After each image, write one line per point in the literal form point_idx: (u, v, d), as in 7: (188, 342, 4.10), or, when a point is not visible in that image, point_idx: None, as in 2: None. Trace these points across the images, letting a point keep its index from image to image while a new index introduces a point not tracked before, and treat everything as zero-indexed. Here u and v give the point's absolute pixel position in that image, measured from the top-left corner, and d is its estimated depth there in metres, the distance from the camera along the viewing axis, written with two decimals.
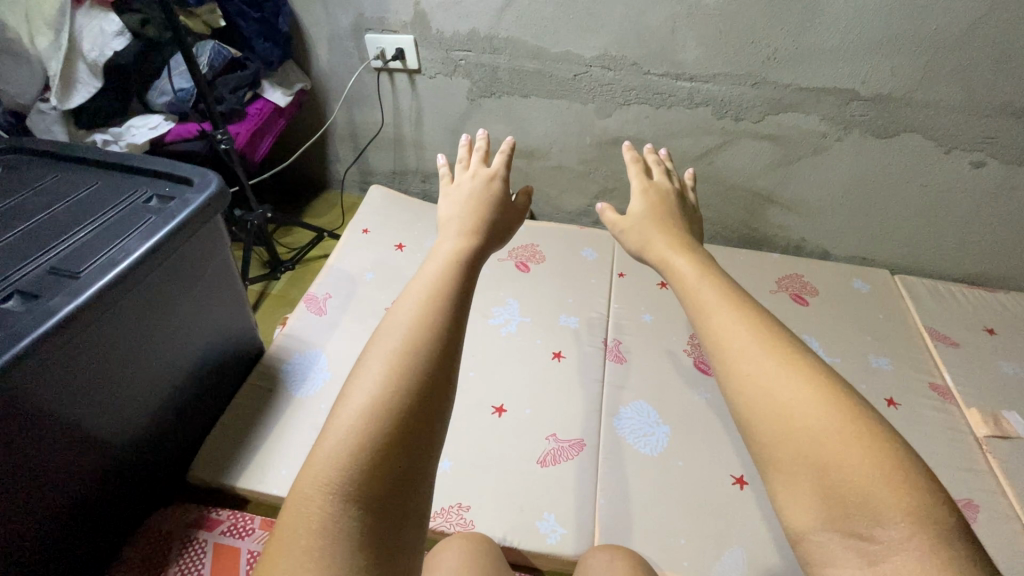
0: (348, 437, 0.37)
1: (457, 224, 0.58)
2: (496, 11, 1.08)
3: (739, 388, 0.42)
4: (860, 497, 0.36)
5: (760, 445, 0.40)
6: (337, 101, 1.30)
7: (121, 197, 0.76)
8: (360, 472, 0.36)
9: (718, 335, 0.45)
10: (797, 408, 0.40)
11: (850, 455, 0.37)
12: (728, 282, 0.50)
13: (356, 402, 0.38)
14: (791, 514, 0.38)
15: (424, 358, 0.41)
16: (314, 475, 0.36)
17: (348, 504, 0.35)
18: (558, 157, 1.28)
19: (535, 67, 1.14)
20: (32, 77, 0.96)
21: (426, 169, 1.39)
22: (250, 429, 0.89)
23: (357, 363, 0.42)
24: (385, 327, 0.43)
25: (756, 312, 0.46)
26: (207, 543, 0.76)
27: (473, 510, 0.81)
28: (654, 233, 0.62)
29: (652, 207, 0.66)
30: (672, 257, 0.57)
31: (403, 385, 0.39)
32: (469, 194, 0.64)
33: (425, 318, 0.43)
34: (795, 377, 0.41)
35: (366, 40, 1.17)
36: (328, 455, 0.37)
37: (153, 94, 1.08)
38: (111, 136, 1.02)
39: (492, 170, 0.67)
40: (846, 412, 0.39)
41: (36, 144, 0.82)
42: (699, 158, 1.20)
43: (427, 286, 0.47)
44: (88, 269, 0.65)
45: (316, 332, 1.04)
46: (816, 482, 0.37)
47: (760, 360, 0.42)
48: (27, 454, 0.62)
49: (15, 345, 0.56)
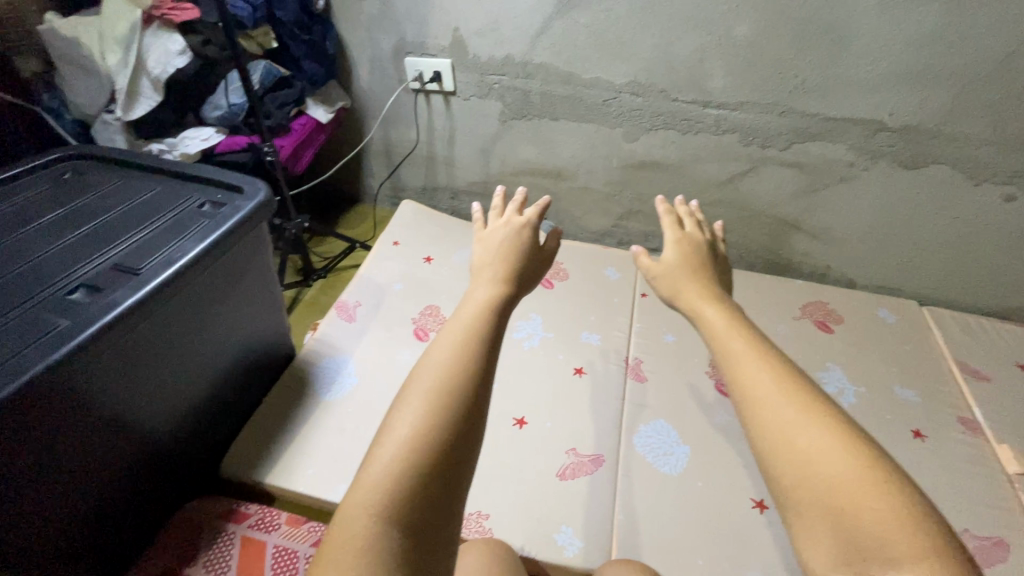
0: (391, 466, 0.40)
1: (490, 272, 0.60)
2: (530, 38, 1.13)
3: (759, 426, 0.44)
4: (878, 541, 0.37)
5: (784, 490, 0.42)
6: (375, 119, 1.36)
7: (177, 202, 0.81)
8: (401, 500, 0.39)
9: (742, 381, 0.47)
10: (815, 454, 0.41)
11: (867, 500, 0.38)
12: (755, 332, 0.52)
13: (398, 434, 0.41)
14: (811, 556, 0.39)
15: (461, 397, 0.44)
16: (359, 498, 0.39)
17: (389, 528, 0.38)
18: (585, 178, 1.31)
19: (565, 91, 1.19)
20: (99, 90, 1.05)
21: (455, 187, 1.44)
22: (279, 430, 0.92)
23: (398, 395, 0.45)
24: (424, 362, 0.47)
25: (776, 360, 0.48)
26: (235, 535, 0.79)
27: (492, 518, 0.83)
28: (685, 279, 0.64)
29: (686, 257, 0.67)
30: (701, 307, 0.58)
31: (442, 420, 0.42)
32: (500, 242, 0.64)
33: (462, 360, 0.46)
34: (812, 425, 0.42)
35: (406, 63, 1.24)
36: (373, 481, 0.40)
37: (207, 108, 1.14)
38: (166, 145, 1.09)
39: (526, 219, 0.67)
40: (862, 457, 0.40)
41: (105, 152, 0.90)
42: (725, 183, 1.22)
43: (465, 328, 0.50)
44: (147, 266, 0.70)
45: (345, 338, 1.07)
46: (833, 527, 0.38)
47: (779, 406, 0.44)
48: (70, 447, 0.65)
49: (79, 335, 0.61)
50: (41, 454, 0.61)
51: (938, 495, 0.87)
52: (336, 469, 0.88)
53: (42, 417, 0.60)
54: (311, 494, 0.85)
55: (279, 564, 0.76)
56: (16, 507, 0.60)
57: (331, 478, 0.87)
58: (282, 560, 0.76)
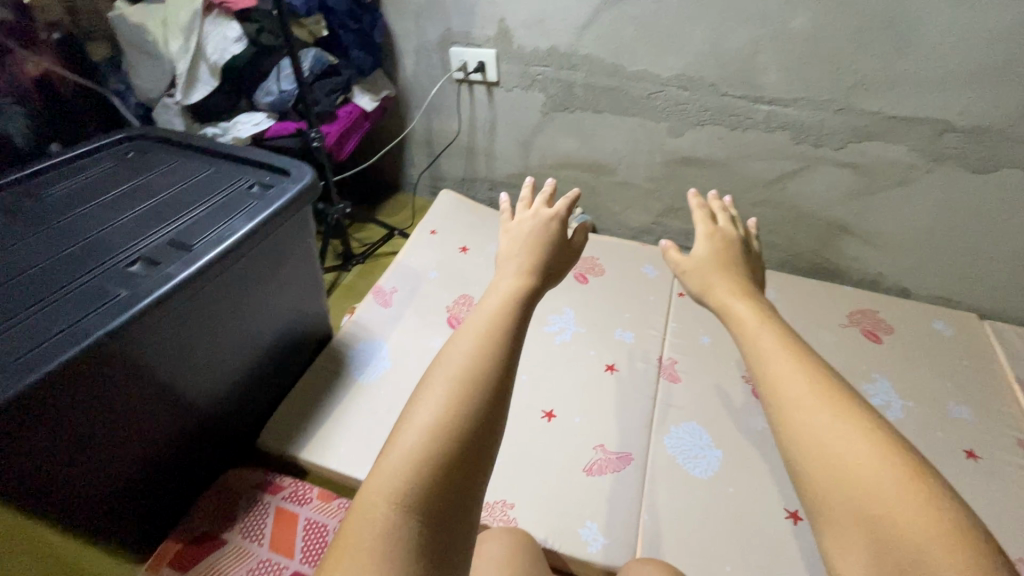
0: (412, 454, 0.41)
1: (516, 263, 0.59)
2: (576, 29, 1.12)
3: (788, 430, 0.43)
4: (916, 557, 0.35)
5: (815, 495, 0.40)
6: (418, 109, 1.38)
7: (229, 182, 0.84)
8: (418, 488, 0.39)
9: (776, 381, 0.46)
10: (850, 459, 0.39)
11: (905, 509, 0.36)
12: (788, 331, 0.50)
13: (420, 422, 0.42)
14: (843, 567, 0.38)
15: (482, 388, 0.44)
16: (380, 484, 0.40)
17: (408, 517, 0.39)
18: (626, 173, 1.29)
19: (610, 84, 1.17)
20: (160, 74, 1.10)
21: (494, 178, 1.44)
22: (315, 408, 0.95)
23: (420, 384, 0.45)
24: (445, 353, 0.47)
25: (811, 362, 0.46)
26: (270, 505, 0.82)
27: (517, 508, 0.83)
28: (717, 275, 0.62)
29: (719, 254, 0.65)
30: (733, 303, 0.57)
31: (463, 411, 0.42)
32: (527, 233, 0.64)
33: (484, 351, 0.46)
34: (850, 430, 0.41)
35: (451, 53, 1.24)
36: (393, 469, 0.40)
37: (259, 94, 1.17)
38: (220, 129, 1.14)
39: (552, 212, 0.67)
40: (902, 463, 0.38)
41: (166, 134, 0.94)
42: (773, 182, 1.18)
43: (487, 320, 0.50)
44: (200, 242, 0.73)
45: (380, 323, 1.10)
46: (868, 535, 0.37)
47: (811, 410, 0.42)
48: (122, 412, 0.68)
49: (137, 305, 0.64)
50: (96, 417, 0.65)
51: (992, 522, 0.82)
52: (367, 449, 0.90)
53: (99, 380, 0.63)
54: (343, 471, 0.88)
55: (309, 537, 0.78)
56: (74, 464, 0.65)
57: (362, 457, 0.89)
58: (312, 532, 0.79)
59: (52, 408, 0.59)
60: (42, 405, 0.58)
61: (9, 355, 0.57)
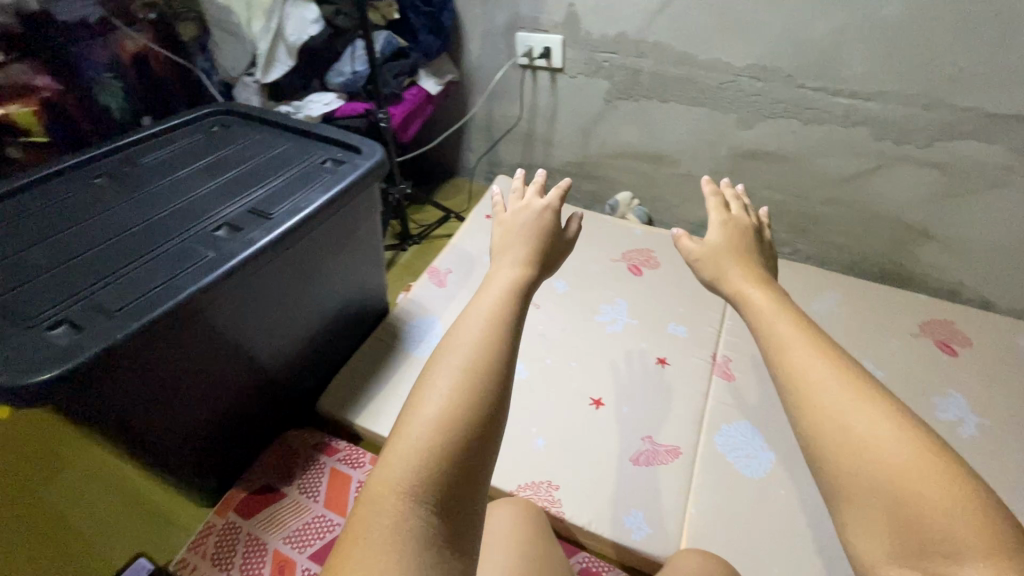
0: (418, 446, 0.41)
1: (515, 255, 0.59)
2: (647, 16, 1.10)
3: (806, 413, 0.42)
4: (942, 539, 0.35)
5: (832, 477, 0.40)
6: (480, 94, 1.39)
7: (305, 158, 0.88)
8: (427, 479, 0.40)
9: (792, 366, 0.44)
10: (870, 440, 0.38)
11: (930, 491, 0.36)
12: (804, 318, 0.49)
13: (426, 415, 0.42)
14: (859, 546, 0.38)
15: (486, 381, 0.44)
16: (389, 475, 0.41)
17: (417, 506, 0.40)
18: (688, 165, 1.26)
19: (678, 73, 1.14)
20: (242, 54, 1.17)
21: (551, 165, 1.44)
22: (371, 377, 0.99)
23: (422, 377, 0.46)
24: (445, 348, 0.47)
25: (828, 349, 0.45)
26: (326, 465, 0.86)
27: (561, 490, 0.84)
28: (730, 262, 0.60)
29: (732, 242, 0.62)
30: (747, 290, 0.55)
31: (468, 403, 0.43)
32: (525, 225, 0.63)
33: (485, 345, 0.46)
34: (870, 410, 0.40)
35: (518, 38, 1.25)
36: (400, 461, 0.41)
37: (331, 75, 1.21)
38: (293, 108, 1.18)
39: (547, 204, 0.65)
40: (923, 443, 0.38)
41: (248, 110, 0.99)
42: (847, 180, 1.12)
43: (489, 312, 0.50)
44: (279, 211, 0.76)
45: (434, 301, 1.13)
46: (888, 516, 0.37)
47: (831, 392, 0.41)
48: (197, 367, 0.73)
49: (224, 265, 0.67)
50: (178, 369, 0.70)
51: None
52: None
53: (184, 334, 0.68)
54: None
55: None
56: (157, 410, 0.70)
57: None
58: None
59: (145, 355, 0.64)
60: (140, 350, 0.62)
61: (116, 301, 0.61)
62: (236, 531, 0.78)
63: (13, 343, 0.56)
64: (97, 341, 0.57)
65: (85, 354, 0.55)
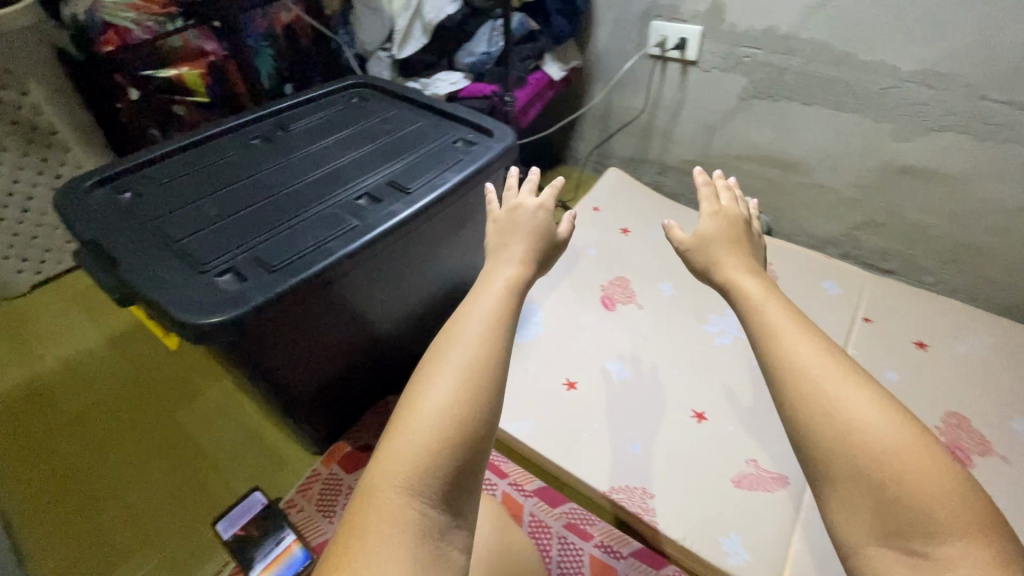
0: (419, 443, 0.43)
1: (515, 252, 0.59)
2: (805, 9, 1.01)
3: (798, 400, 0.45)
4: (924, 520, 0.39)
5: (820, 464, 0.43)
6: (602, 82, 1.35)
7: (438, 136, 0.90)
8: (427, 475, 0.42)
9: (789, 359, 0.46)
10: (859, 425, 0.42)
11: (914, 476, 0.40)
12: (791, 305, 0.51)
13: (428, 412, 0.44)
14: (845, 527, 0.42)
15: (488, 384, 0.46)
16: (392, 470, 0.42)
17: (416, 501, 0.42)
18: (824, 175, 1.16)
19: (830, 74, 1.04)
20: (380, 29, 1.21)
21: (665, 162, 1.39)
22: None
23: (421, 373, 0.47)
24: (442, 349, 0.48)
25: (823, 350, 0.46)
26: None
27: (656, 499, 0.82)
28: (722, 248, 0.61)
29: (725, 231, 0.63)
30: (740, 279, 0.56)
31: (469, 404, 0.44)
32: (526, 224, 0.63)
33: (485, 347, 0.48)
34: (854, 392, 0.43)
35: (652, 27, 1.20)
36: (402, 457, 0.42)
37: (461, 54, 1.23)
38: (421, 84, 1.21)
39: (538, 203, 0.65)
40: (906, 427, 0.42)
41: (385, 85, 1.03)
42: (1020, 209, 0.99)
43: (490, 313, 0.51)
44: (417, 186, 0.79)
45: (535, 288, 1.13)
46: (872, 500, 0.40)
47: (824, 382, 0.44)
48: (328, 328, 0.77)
49: (368, 234, 0.70)
50: (315, 327, 0.75)
51: None
52: (516, 404, 0.94)
53: (327, 295, 0.72)
54: None
55: None
56: (292, 361, 0.76)
57: (511, 410, 0.94)
58: None
59: (293, 312, 0.69)
60: (292, 306, 0.67)
61: (275, 257, 0.66)
62: (339, 483, 0.84)
63: (191, 285, 0.62)
64: (261, 291, 0.61)
65: (252, 303, 0.60)
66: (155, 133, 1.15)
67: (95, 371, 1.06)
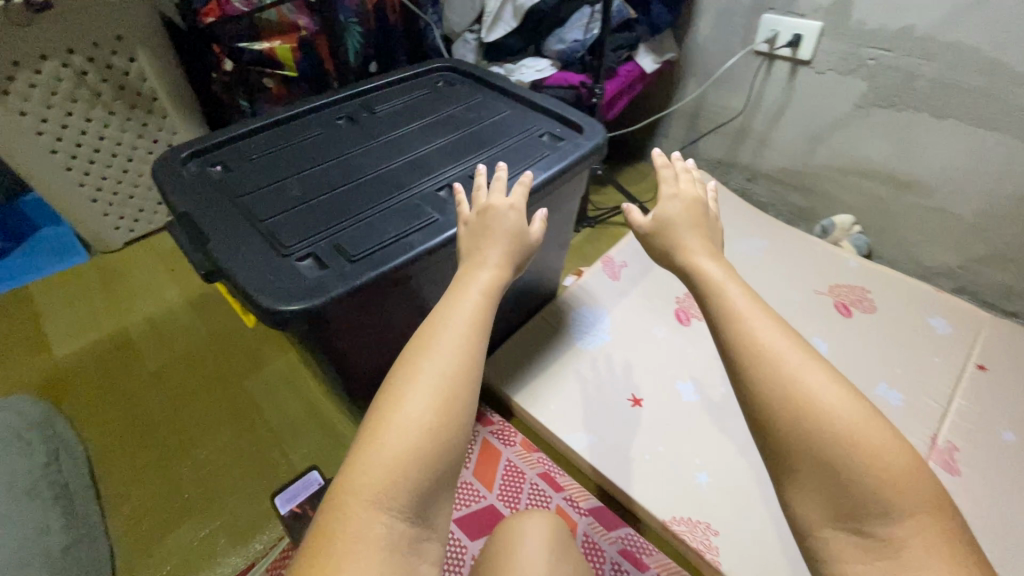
0: (394, 458, 0.42)
1: (497, 253, 0.56)
2: (953, 9, 0.88)
3: (759, 392, 0.45)
4: (876, 501, 0.41)
5: (776, 447, 0.45)
6: (697, 78, 1.26)
7: (524, 128, 0.86)
8: (400, 491, 0.41)
9: (752, 353, 0.46)
10: (818, 409, 0.43)
11: (866, 460, 0.41)
12: (758, 299, 0.50)
13: (404, 426, 0.43)
14: (802, 507, 0.44)
15: (462, 398, 0.45)
16: (366, 484, 0.41)
17: (387, 516, 0.41)
18: (947, 199, 1.04)
19: (973, 85, 0.91)
20: (469, 10, 1.17)
21: (757, 168, 1.29)
22: (535, 358, 0.98)
23: (397, 381, 0.45)
24: (417, 358, 0.46)
25: (787, 346, 0.46)
26: (480, 434, 0.87)
27: (720, 537, 0.77)
28: (685, 231, 0.58)
29: (689, 213, 0.60)
30: (702, 265, 0.55)
31: (444, 420, 0.44)
32: (504, 228, 0.57)
33: (463, 360, 0.46)
34: (810, 376, 0.44)
35: (763, 21, 1.09)
36: (376, 471, 0.41)
37: (551, 41, 1.17)
38: (505, 70, 1.19)
39: (507, 202, 0.59)
40: (862, 409, 0.43)
41: (471, 70, 0.99)
42: None
43: (467, 321, 0.49)
44: (501, 182, 0.75)
45: (605, 294, 1.08)
46: (827, 483, 0.42)
47: (783, 366, 0.45)
48: (399, 322, 0.76)
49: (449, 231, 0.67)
50: (388, 320, 0.73)
51: None
52: (577, 415, 0.90)
53: (404, 291, 0.70)
54: (549, 429, 0.89)
55: (509, 478, 0.82)
56: (361, 351, 0.75)
57: (572, 421, 0.90)
58: (512, 475, 0.82)
59: (369, 306, 0.67)
60: (370, 300, 0.66)
61: (355, 246, 0.65)
62: None
63: (273, 267, 0.61)
64: (341, 282, 0.60)
65: (331, 293, 0.59)
66: (245, 104, 1.20)
67: (174, 328, 1.11)
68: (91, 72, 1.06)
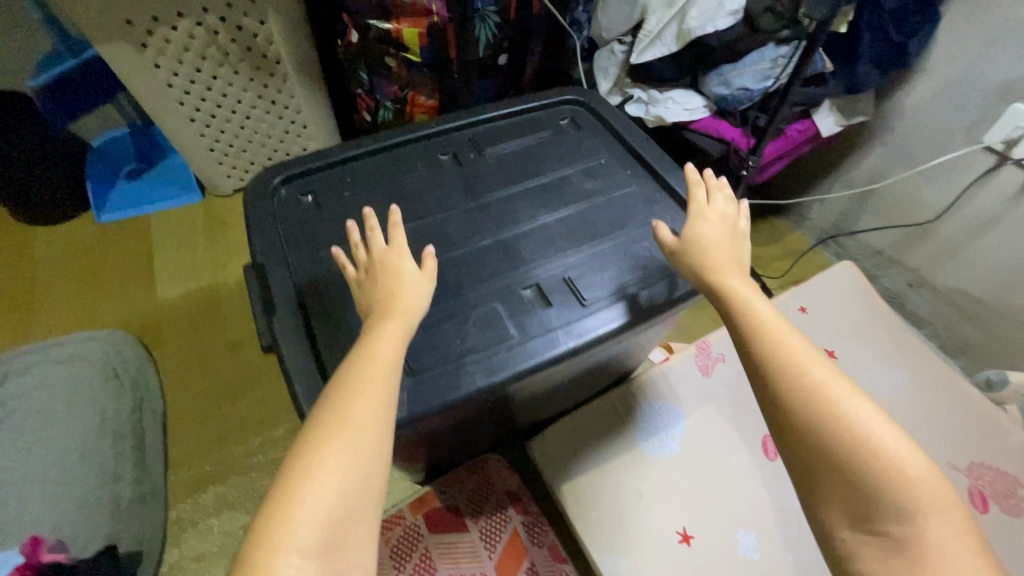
0: (309, 501, 0.38)
1: (399, 301, 0.51)
2: None
3: (780, 392, 0.43)
4: (896, 501, 0.40)
5: (796, 452, 0.43)
6: (886, 150, 1.00)
7: (645, 218, 0.72)
8: (320, 536, 0.38)
9: (771, 366, 0.44)
10: (839, 414, 0.42)
11: (882, 458, 0.40)
12: (777, 316, 0.47)
13: (318, 469, 0.40)
14: (823, 513, 0.42)
15: (376, 434, 0.42)
16: (279, 531, 0.37)
17: (306, 560, 0.37)
18: None
19: None
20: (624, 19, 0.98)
21: (927, 276, 1.04)
22: (589, 448, 0.90)
23: (309, 430, 0.42)
24: (330, 404, 0.43)
25: (803, 353, 0.44)
26: (510, 522, 0.83)
27: None
28: (717, 247, 0.53)
29: (727, 234, 0.55)
30: (722, 272, 0.51)
31: (359, 457, 0.41)
32: (401, 271, 0.52)
33: (375, 394, 0.44)
34: (830, 385, 0.43)
35: (1009, 111, 0.81)
36: (289, 518, 0.38)
37: (712, 79, 0.96)
38: (647, 96, 1.01)
39: (389, 249, 0.53)
40: (879, 413, 0.42)
41: (606, 116, 0.84)
42: None
43: (384, 354, 0.46)
44: (595, 301, 0.64)
45: (688, 391, 0.95)
46: (845, 485, 0.41)
47: (799, 369, 0.43)
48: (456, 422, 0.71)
49: (516, 366, 0.59)
50: (445, 425, 0.68)
51: None
52: (616, 534, 0.83)
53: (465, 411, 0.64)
54: (585, 540, 0.83)
55: None
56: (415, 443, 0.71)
57: (611, 539, 0.83)
58: None
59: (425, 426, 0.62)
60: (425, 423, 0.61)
61: (416, 356, 0.59)
62: (416, 540, 0.80)
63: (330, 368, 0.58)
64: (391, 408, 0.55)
65: None
66: (363, 77, 1.13)
67: None
68: (222, 31, 1.03)
